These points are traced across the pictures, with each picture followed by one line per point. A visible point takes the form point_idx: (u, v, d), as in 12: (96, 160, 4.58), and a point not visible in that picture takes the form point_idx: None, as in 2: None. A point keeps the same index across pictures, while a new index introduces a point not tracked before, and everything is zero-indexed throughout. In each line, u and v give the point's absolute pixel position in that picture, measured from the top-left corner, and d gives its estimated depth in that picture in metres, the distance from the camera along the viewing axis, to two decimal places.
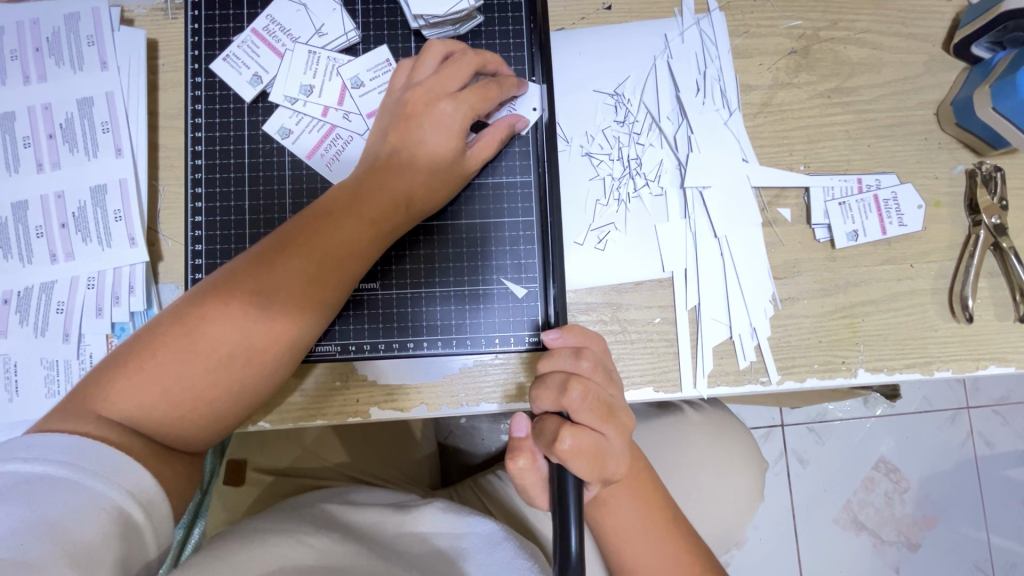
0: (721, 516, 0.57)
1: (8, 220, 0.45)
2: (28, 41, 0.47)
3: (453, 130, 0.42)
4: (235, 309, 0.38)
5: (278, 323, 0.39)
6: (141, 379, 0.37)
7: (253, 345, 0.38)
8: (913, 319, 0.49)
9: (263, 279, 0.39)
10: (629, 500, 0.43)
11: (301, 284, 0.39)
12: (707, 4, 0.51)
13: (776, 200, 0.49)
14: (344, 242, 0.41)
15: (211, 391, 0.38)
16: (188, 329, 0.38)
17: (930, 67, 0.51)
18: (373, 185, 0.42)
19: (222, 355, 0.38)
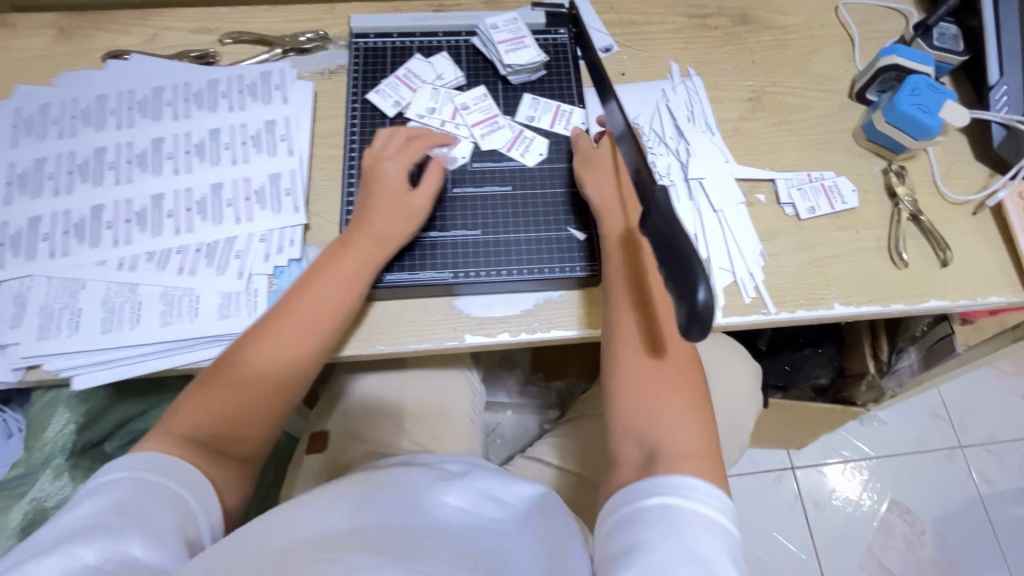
0: (730, 418, 0.66)
1: (207, 195, 0.63)
2: (234, 86, 0.69)
3: (396, 206, 0.58)
4: (257, 351, 0.53)
5: (285, 356, 0.53)
6: (200, 406, 0.52)
7: (269, 375, 0.53)
8: (866, 269, 0.66)
9: (273, 330, 0.53)
10: (625, 348, 0.54)
11: (297, 330, 0.54)
12: (689, 72, 0.76)
13: (754, 189, 0.70)
14: (324, 300, 0.55)
15: (246, 414, 0.52)
16: (225, 371, 0.53)
17: (843, 107, 0.75)
18: (346, 254, 0.57)
19: (252, 384, 0.52)
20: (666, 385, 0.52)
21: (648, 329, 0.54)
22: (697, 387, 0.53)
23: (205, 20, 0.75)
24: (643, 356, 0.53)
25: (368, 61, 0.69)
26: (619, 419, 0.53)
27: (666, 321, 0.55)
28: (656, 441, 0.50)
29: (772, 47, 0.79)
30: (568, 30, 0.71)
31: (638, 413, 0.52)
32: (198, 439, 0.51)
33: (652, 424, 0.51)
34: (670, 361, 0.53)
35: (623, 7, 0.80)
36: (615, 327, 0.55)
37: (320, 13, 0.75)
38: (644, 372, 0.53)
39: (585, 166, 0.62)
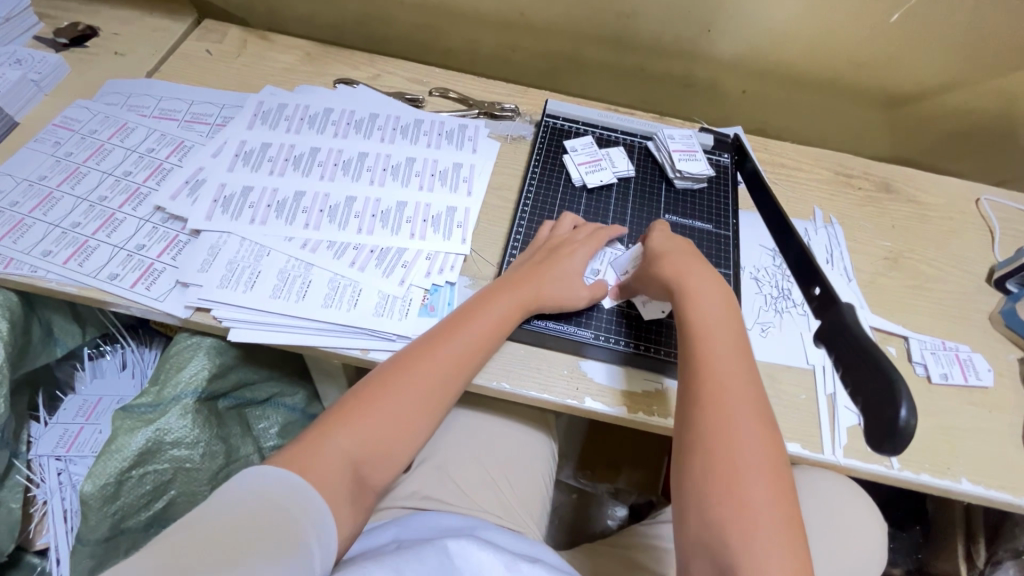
0: (850, 564, 0.61)
1: (392, 208, 0.70)
2: (435, 129, 0.79)
3: (566, 285, 0.63)
4: (398, 387, 0.53)
5: (426, 396, 0.53)
6: (329, 441, 0.49)
7: (410, 411, 0.53)
8: (998, 452, 0.64)
9: (405, 372, 0.54)
10: (737, 443, 0.48)
11: (435, 377, 0.54)
12: (830, 220, 0.81)
13: (884, 340, 0.71)
14: (471, 343, 0.57)
15: (397, 430, 0.52)
16: (348, 417, 0.51)
17: (980, 289, 0.77)
18: (494, 300, 0.60)
19: (393, 419, 0.52)
20: (747, 480, 0.46)
21: (727, 407, 0.49)
22: (784, 476, 0.47)
23: (421, 73, 0.89)
24: (722, 438, 0.48)
25: (552, 138, 0.78)
26: (689, 518, 0.47)
27: (746, 399, 0.50)
28: (734, 551, 0.43)
29: (913, 218, 0.84)
30: (731, 156, 0.79)
31: (718, 513, 0.45)
32: (341, 471, 0.48)
33: (732, 525, 0.44)
34: (756, 448, 0.47)
35: (776, 151, 0.89)
36: (690, 404, 0.51)
37: (516, 92, 0.87)
38: (723, 464, 0.47)
39: (648, 269, 0.62)
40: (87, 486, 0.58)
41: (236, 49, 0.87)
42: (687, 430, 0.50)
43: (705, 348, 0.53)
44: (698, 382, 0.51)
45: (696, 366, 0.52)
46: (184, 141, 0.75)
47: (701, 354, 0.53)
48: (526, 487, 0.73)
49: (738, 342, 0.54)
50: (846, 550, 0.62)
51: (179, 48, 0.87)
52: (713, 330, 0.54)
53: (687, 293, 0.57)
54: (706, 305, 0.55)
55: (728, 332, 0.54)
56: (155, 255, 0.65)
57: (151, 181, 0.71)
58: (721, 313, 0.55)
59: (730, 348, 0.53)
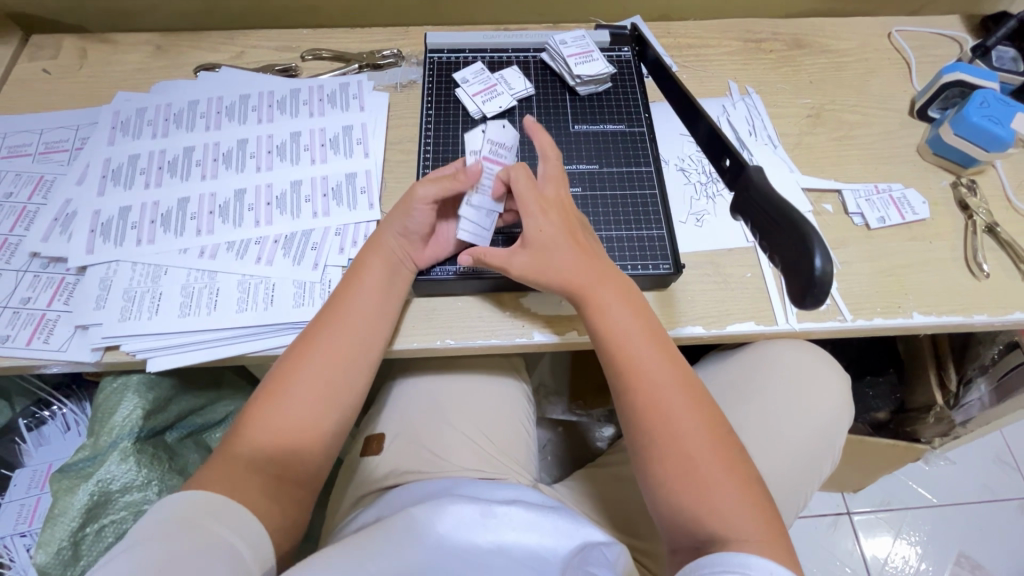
0: (818, 422, 0.62)
1: (287, 190, 0.65)
2: (314, 95, 0.73)
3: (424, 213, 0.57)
4: (286, 380, 0.51)
5: (316, 378, 0.52)
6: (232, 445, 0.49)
7: (303, 402, 0.51)
8: (945, 278, 0.64)
9: (288, 365, 0.52)
10: (692, 427, 0.49)
11: (329, 370, 0.52)
12: (747, 90, 0.78)
13: (820, 199, 0.70)
14: (345, 319, 0.54)
15: (293, 418, 0.50)
16: (248, 430, 0.50)
17: (905, 124, 0.76)
18: (364, 267, 0.56)
19: (286, 411, 0.50)
20: (707, 465, 0.48)
21: (661, 399, 0.50)
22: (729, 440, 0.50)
23: (289, 40, 0.81)
24: (673, 434, 0.49)
25: (441, 73, 0.72)
26: (663, 509, 0.49)
27: (682, 387, 0.51)
28: (710, 528, 0.46)
29: (828, 69, 0.81)
30: (632, 48, 0.74)
31: (685, 494, 0.47)
32: (248, 469, 0.48)
33: (700, 501, 0.47)
34: (704, 431, 0.49)
35: (680, 33, 0.84)
36: (630, 411, 0.51)
37: (396, 35, 0.81)
38: (677, 452, 0.49)
39: (535, 268, 0.54)
40: (41, 556, 0.56)
41: (76, 61, 0.78)
42: (637, 430, 0.51)
43: (625, 350, 0.52)
44: (634, 378, 0.51)
45: (621, 376, 0.52)
46: (43, 176, 0.68)
47: (628, 353, 0.52)
48: (507, 434, 0.73)
49: (655, 333, 0.54)
50: (815, 411, 0.63)
51: (12, 75, 0.77)
52: (630, 335, 0.53)
53: (590, 306, 0.54)
54: (615, 310, 0.53)
55: (643, 319, 0.54)
56: (45, 305, 0.59)
57: (19, 229, 0.64)
58: (631, 307, 0.54)
59: (650, 339, 0.53)
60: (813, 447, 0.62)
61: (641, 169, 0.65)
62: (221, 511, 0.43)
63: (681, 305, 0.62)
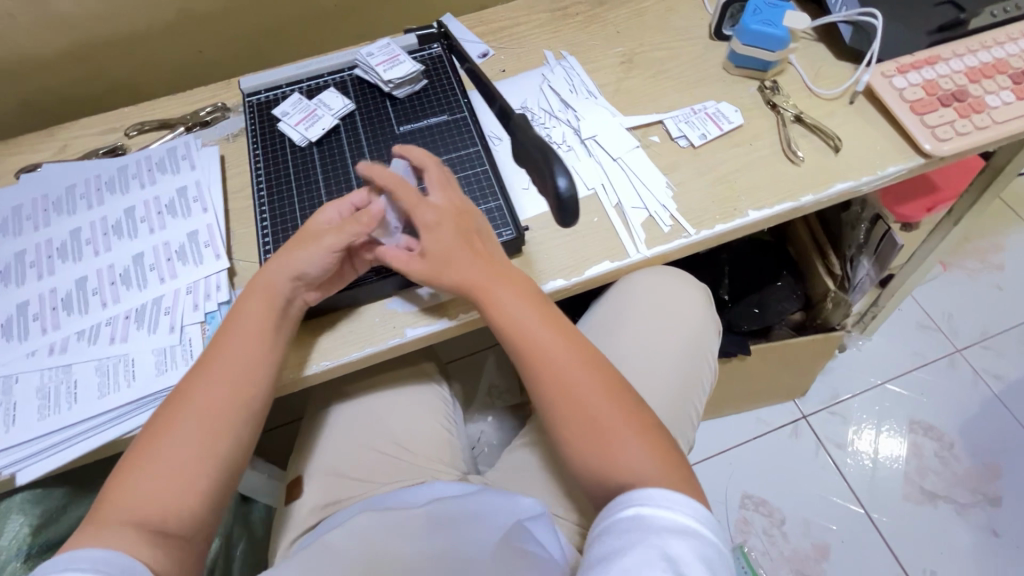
0: (688, 332, 0.66)
1: (129, 265, 0.64)
2: (142, 166, 0.72)
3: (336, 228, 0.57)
4: (175, 427, 0.51)
5: (204, 422, 0.51)
6: (122, 500, 0.48)
7: (195, 446, 0.50)
8: (769, 172, 0.69)
9: (177, 412, 0.51)
10: (592, 390, 0.52)
11: (221, 411, 0.52)
12: (562, 55, 0.82)
13: (646, 133, 0.74)
14: (228, 362, 0.53)
15: (183, 463, 0.50)
16: (134, 480, 0.49)
17: (707, 47, 0.81)
18: (243, 306, 0.56)
19: (175, 458, 0.49)
20: (607, 420, 0.51)
21: (559, 367, 0.53)
22: (627, 394, 0.53)
23: (111, 120, 0.80)
24: (574, 396, 0.52)
25: (261, 113, 0.73)
26: (577, 466, 0.52)
27: (578, 352, 0.54)
28: (618, 477, 0.50)
29: (631, 17, 0.86)
30: (441, 43, 0.77)
31: (592, 453, 0.51)
32: (140, 523, 0.47)
33: (606, 457, 0.51)
34: (602, 389, 0.52)
35: (492, 18, 0.88)
36: (534, 383, 0.54)
37: (218, 89, 0.81)
38: (581, 415, 0.52)
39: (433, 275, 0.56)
40: None
41: None
42: (543, 399, 0.53)
43: (519, 327, 0.54)
44: (532, 352, 0.54)
45: (521, 351, 0.54)
46: None
47: (522, 330, 0.54)
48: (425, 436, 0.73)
49: (546, 308, 0.56)
50: (684, 323, 0.66)
51: None
52: (520, 315, 0.54)
53: (477, 296, 0.55)
54: (502, 294, 0.55)
55: (530, 298, 0.56)
56: None
57: None
58: (517, 289, 0.56)
59: (541, 314, 0.55)
60: (690, 356, 0.65)
61: (468, 151, 0.67)
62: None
63: (538, 265, 0.64)
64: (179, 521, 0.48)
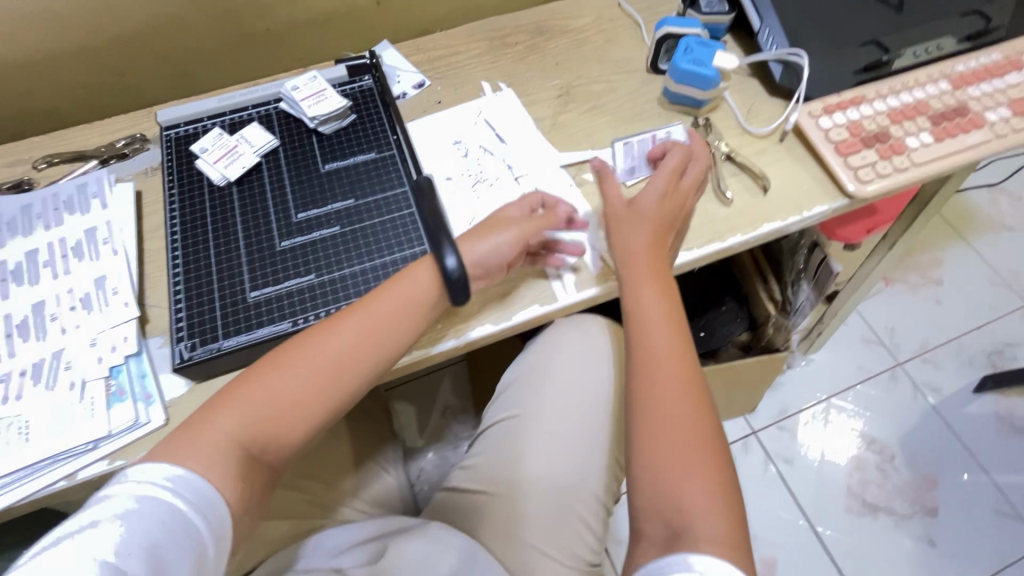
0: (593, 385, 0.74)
1: (29, 315, 0.60)
2: (49, 205, 0.68)
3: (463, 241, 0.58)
4: (285, 367, 0.52)
5: (306, 386, 0.52)
6: (204, 423, 0.49)
7: (297, 400, 0.51)
8: (698, 212, 0.70)
9: (286, 358, 0.53)
10: (692, 419, 0.51)
11: (325, 374, 0.52)
12: (500, 86, 0.81)
13: (580, 171, 0.73)
14: (366, 324, 0.54)
15: (277, 412, 0.51)
16: (231, 397, 0.51)
17: (644, 81, 0.81)
18: (405, 277, 0.56)
19: (265, 412, 0.51)
20: (688, 456, 0.50)
21: (663, 382, 0.53)
22: (717, 443, 0.51)
23: (18, 152, 0.75)
24: (661, 411, 0.52)
25: (178, 148, 0.69)
26: (642, 487, 0.50)
27: (681, 374, 0.53)
28: (681, 520, 0.48)
29: (571, 47, 0.85)
30: (372, 75, 0.76)
31: (668, 483, 0.49)
32: (221, 457, 0.48)
33: (676, 492, 0.48)
34: (698, 424, 0.51)
35: (430, 46, 0.86)
36: (631, 388, 0.54)
37: (138, 119, 0.77)
38: (668, 436, 0.50)
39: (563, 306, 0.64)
40: None
41: None
42: (632, 407, 0.53)
43: (647, 335, 0.55)
44: (644, 365, 0.54)
45: (641, 354, 0.55)
46: None
47: (646, 337, 0.55)
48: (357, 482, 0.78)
49: (681, 329, 0.56)
50: (587, 376, 0.75)
51: None
52: (655, 326, 0.56)
53: (631, 296, 0.58)
54: (651, 299, 0.57)
55: (674, 316, 0.57)
56: None
57: None
58: (666, 298, 0.58)
59: (675, 334, 0.56)
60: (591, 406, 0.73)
61: (395, 193, 0.66)
62: (219, 507, 0.48)
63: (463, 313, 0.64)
64: (256, 459, 0.51)
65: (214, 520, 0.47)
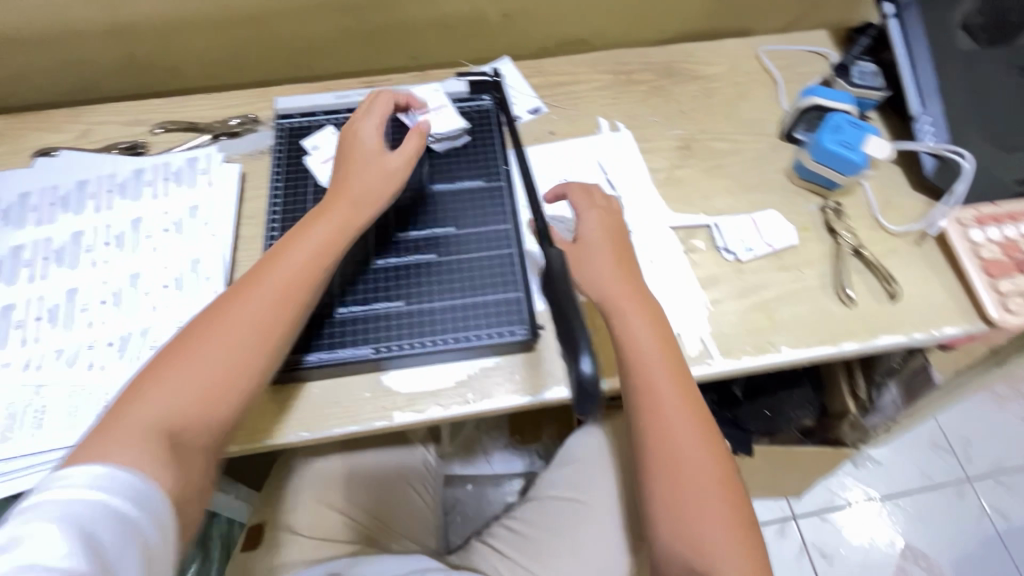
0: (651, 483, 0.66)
1: (124, 285, 0.61)
2: (159, 174, 0.68)
3: (373, 175, 0.58)
4: (188, 358, 0.47)
5: (228, 348, 0.48)
6: (111, 422, 0.44)
7: (200, 384, 0.47)
8: (813, 307, 0.64)
9: (228, 312, 0.50)
10: (705, 455, 0.51)
11: (270, 310, 0.51)
12: (618, 126, 0.77)
13: (690, 236, 0.68)
14: (295, 272, 0.52)
15: (202, 381, 0.47)
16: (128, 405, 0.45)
17: (773, 148, 0.75)
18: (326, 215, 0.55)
19: (206, 370, 0.47)
20: (704, 496, 0.50)
21: (673, 423, 0.52)
22: (731, 475, 0.52)
23: (138, 112, 0.76)
24: (670, 454, 0.51)
25: (291, 141, 0.70)
26: (675, 542, 0.49)
27: (689, 409, 0.52)
28: (704, 559, 0.48)
29: (699, 96, 0.80)
30: (492, 96, 0.73)
31: (686, 516, 0.50)
32: (134, 444, 0.43)
33: (695, 531, 0.49)
34: (710, 459, 0.51)
35: (551, 69, 0.82)
36: (645, 436, 0.52)
37: (253, 98, 0.77)
38: (680, 477, 0.50)
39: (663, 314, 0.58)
40: None
41: None
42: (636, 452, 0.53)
43: (649, 371, 0.53)
44: (651, 396, 0.52)
45: (647, 391, 0.53)
46: None
47: (649, 366, 0.53)
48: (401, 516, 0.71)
49: (680, 363, 0.54)
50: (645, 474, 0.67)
51: None
52: (654, 362, 0.53)
53: (619, 317, 0.55)
54: (637, 323, 0.55)
55: (667, 343, 0.55)
56: None
57: None
58: (658, 328, 0.55)
59: (676, 366, 0.54)
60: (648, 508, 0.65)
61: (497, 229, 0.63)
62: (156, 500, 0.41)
63: (548, 366, 0.59)
64: (185, 439, 0.45)
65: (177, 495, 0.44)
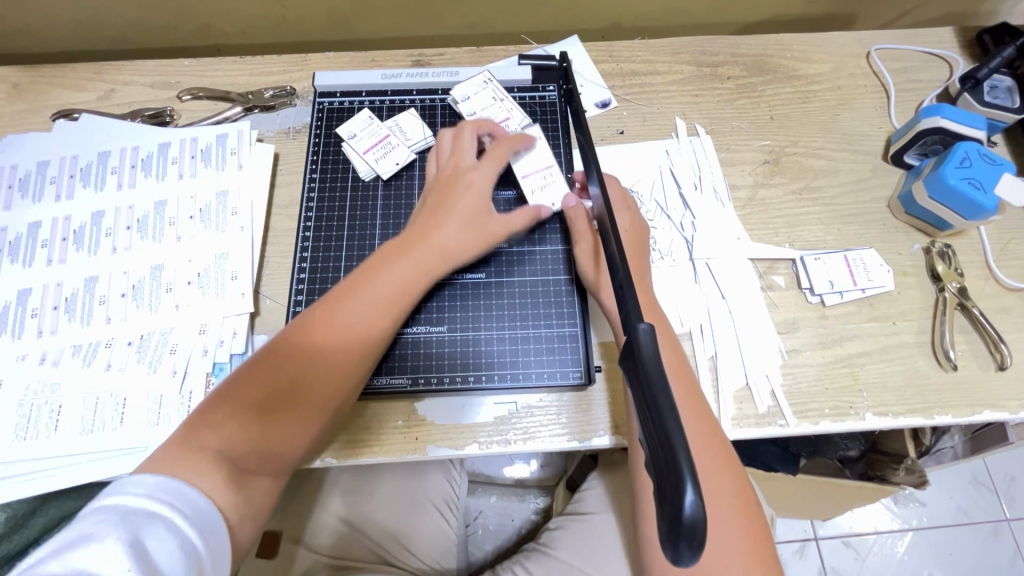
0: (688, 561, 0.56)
1: (146, 278, 0.56)
2: (186, 151, 0.62)
3: (468, 216, 0.51)
4: (271, 378, 0.44)
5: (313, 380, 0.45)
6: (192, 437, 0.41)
7: (280, 415, 0.44)
8: (905, 369, 0.56)
9: (313, 343, 0.45)
10: (722, 493, 0.45)
11: (359, 352, 0.46)
12: (697, 130, 0.67)
13: (770, 270, 0.60)
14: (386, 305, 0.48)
15: (286, 413, 0.44)
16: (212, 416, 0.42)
17: (876, 172, 0.65)
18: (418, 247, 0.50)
19: (288, 402, 0.44)
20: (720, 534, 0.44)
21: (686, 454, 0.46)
22: (752, 514, 0.46)
23: (166, 73, 0.69)
24: None
25: (330, 125, 0.62)
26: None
27: (703, 434, 0.47)
28: None
29: (793, 100, 0.69)
30: (557, 86, 0.65)
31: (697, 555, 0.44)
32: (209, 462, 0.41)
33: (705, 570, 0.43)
34: (728, 494, 0.45)
35: (624, 55, 0.72)
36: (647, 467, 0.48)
37: (291, 65, 0.69)
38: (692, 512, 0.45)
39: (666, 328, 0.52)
40: None
41: None
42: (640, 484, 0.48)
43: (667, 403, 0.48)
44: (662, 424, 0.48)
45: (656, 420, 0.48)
46: None
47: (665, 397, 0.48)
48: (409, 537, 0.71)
49: (695, 391, 0.49)
50: None
51: None
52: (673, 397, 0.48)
53: None
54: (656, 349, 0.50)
55: (682, 371, 0.50)
56: None
57: None
58: (676, 361, 0.50)
59: (688, 392, 0.49)
60: None
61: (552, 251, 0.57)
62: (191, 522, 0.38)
63: (600, 411, 0.53)
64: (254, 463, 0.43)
65: (209, 529, 0.39)
